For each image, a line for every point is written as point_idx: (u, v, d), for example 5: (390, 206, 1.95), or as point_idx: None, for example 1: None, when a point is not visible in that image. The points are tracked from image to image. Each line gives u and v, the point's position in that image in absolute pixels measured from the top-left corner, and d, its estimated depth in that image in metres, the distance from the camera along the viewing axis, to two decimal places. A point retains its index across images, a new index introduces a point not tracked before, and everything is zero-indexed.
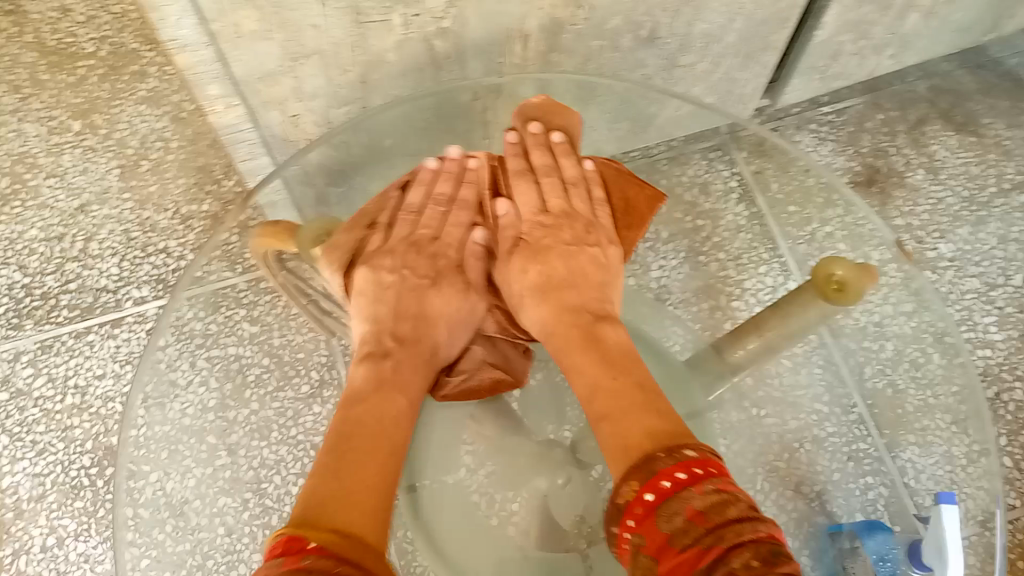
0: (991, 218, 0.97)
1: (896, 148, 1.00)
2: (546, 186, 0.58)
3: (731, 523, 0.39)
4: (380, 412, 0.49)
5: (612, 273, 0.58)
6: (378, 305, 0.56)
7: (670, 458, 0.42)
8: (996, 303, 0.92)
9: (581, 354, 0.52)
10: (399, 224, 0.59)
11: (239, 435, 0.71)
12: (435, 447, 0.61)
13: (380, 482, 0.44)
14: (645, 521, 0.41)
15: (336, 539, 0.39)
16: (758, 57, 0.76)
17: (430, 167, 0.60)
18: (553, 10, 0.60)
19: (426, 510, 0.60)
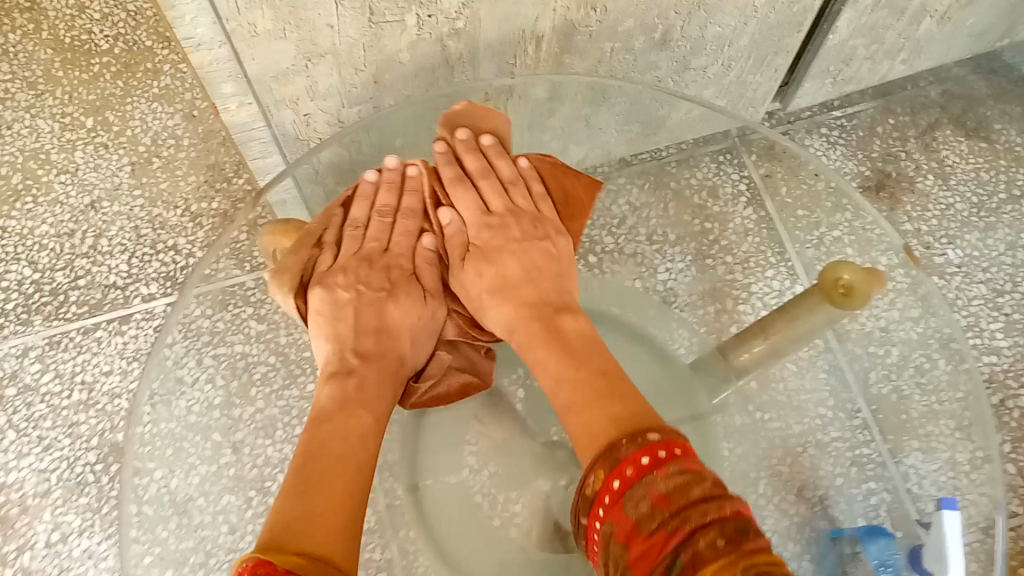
0: (1000, 224, 0.97)
1: (907, 153, 1.00)
2: (487, 188, 0.59)
3: (695, 502, 0.39)
4: (345, 430, 0.50)
5: (564, 264, 0.59)
6: (338, 326, 0.55)
7: (633, 445, 0.43)
8: (1003, 310, 0.93)
9: (544, 350, 0.53)
10: (346, 242, 0.58)
11: (244, 433, 0.70)
12: (438, 448, 0.62)
13: (345, 502, 0.46)
14: (613, 508, 0.42)
15: (299, 563, 0.40)
16: (771, 61, 0.76)
17: (370, 180, 0.59)
18: (567, 12, 0.60)
19: (429, 510, 0.60)
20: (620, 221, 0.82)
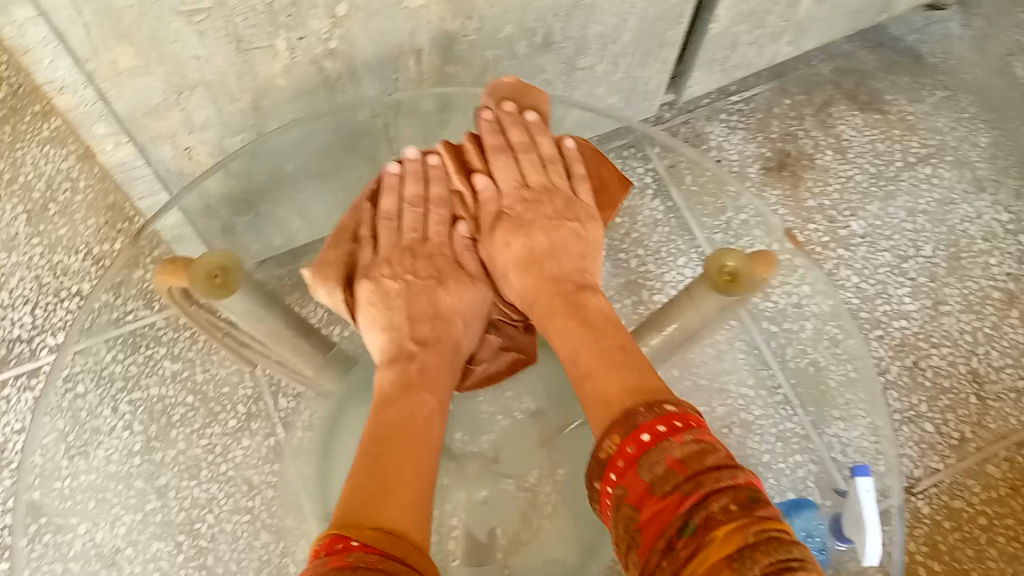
0: (899, 192, 1.00)
1: (805, 131, 1.02)
2: (526, 164, 0.62)
3: (709, 469, 0.42)
4: (410, 412, 0.52)
5: (593, 244, 0.63)
6: (383, 314, 0.59)
7: (650, 414, 0.46)
8: (908, 274, 0.96)
9: (566, 320, 0.57)
10: (384, 234, 0.61)
11: (167, 477, 0.79)
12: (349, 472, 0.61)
13: (414, 483, 0.47)
14: (627, 472, 0.44)
15: (378, 536, 0.42)
16: (657, 55, 0.77)
17: (395, 171, 0.62)
18: (442, 23, 0.60)
19: None
20: None
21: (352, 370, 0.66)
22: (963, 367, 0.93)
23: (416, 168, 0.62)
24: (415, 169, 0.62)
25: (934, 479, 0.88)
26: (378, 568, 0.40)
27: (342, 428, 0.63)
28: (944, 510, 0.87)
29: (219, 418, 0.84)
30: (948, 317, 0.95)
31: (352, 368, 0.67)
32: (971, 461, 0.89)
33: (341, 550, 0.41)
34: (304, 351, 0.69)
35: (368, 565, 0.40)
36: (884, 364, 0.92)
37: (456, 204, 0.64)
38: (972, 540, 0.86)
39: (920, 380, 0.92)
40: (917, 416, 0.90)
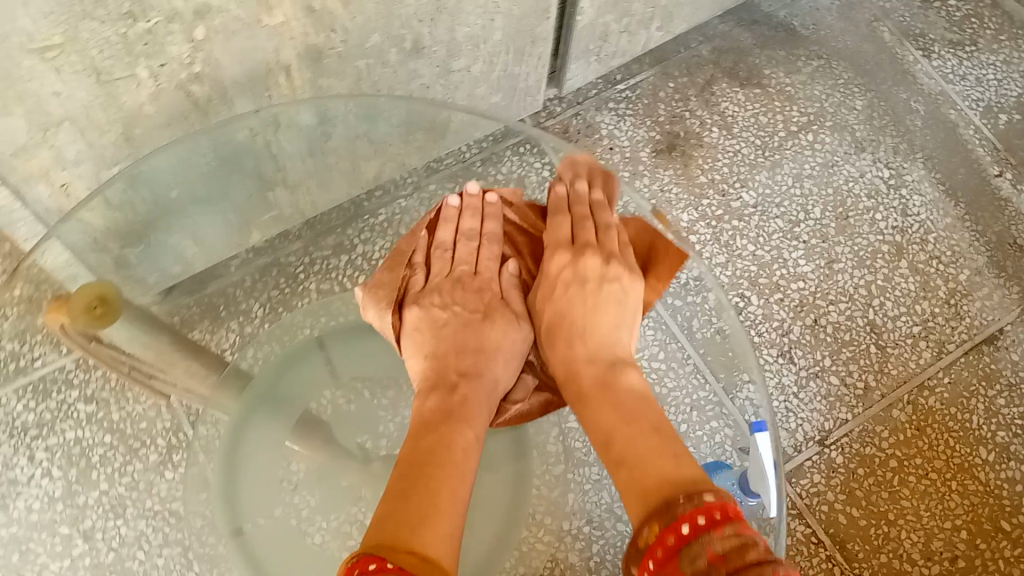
0: (785, 160, 1.05)
1: (690, 111, 1.06)
2: (580, 222, 0.63)
3: (751, 564, 0.40)
4: (448, 444, 0.52)
5: (631, 318, 0.61)
6: (428, 340, 0.61)
7: (691, 503, 0.45)
8: (801, 238, 1.01)
9: (601, 398, 0.55)
10: (439, 262, 0.65)
11: (93, 519, 0.80)
12: (251, 484, 0.62)
13: (452, 517, 0.47)
14: (666, 563, 0.43)
15: (414, 561, 0.43)
16: (532, 51, 0.80)
17: (454, 205, 0.66)
18: (306, 38, 0.61)
19: (253, 551, 0.59)
20: None
21: (248, 385, 0.66)
22: (861, 319, 0.98)
23: (473, 208, 0.66)
24: (472, 208, 0.66)
25: (846, 430, 0.92)
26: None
27: (242, 441, 0.63)
28: (857, 458, 0.91)
29: (140, 454, 0.83)
30: (843, 275, 1.00)
31: (247, 383, 0.67)
32: (878, 408, 0.94)
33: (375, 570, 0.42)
34: (198, 371, 0.71)
35: None
36: (787, 326, 0.96)
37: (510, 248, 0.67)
38: (886, 483, 0.90)
39: (822, 338, 0.96)
40: (823, 371, 0.95)
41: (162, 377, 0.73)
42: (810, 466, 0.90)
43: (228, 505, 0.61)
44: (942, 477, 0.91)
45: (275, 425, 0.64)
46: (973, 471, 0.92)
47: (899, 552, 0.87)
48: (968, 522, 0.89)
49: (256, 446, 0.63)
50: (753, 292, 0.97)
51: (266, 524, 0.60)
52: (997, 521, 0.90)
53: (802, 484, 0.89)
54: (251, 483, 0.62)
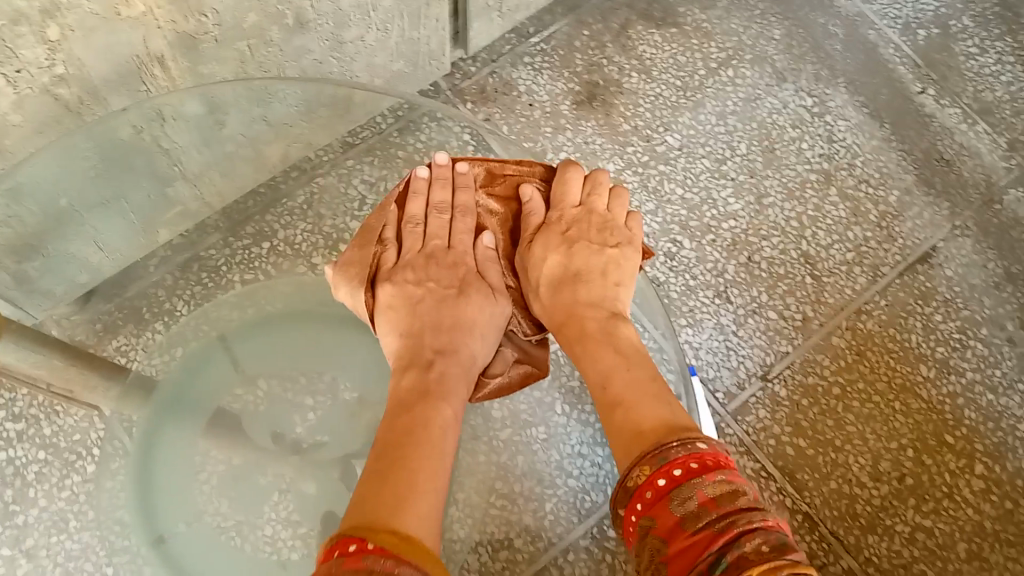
0: (707, 99, 1.04)
1: (608, 59, 1.04)
2: (571, 188, 0.64)
3: (739, 509, 0.44)
4: (427, 419, 0.51)
5: (631, 277, 0.62)
6: (403, 316, 0.60)
7: (683, 448, 0.47)
8: (729, 175, 1.00)
9: (598, 346, 0.57)
10: (410, 237, 0.64)
11: (36, 538, 0.79)
12: (168, 487, 0.60)
13: (433, 495, 0.46)
14: (656, 504, 0.46)
15: (395, 541, 0.42)
16: (428, 13, 0.77)
17: (423, 176, 0.65)
18: (174, 26, 0.59)
19: (178, 555, 0.58)
20: (359, 203, 0.82)
21: (154, 389, 0.65)
22: (794, 251, 0.98)
23: (444, 178, 0.65)
24: (443, 178, 0.65)
25: (787, 363, 0.93)
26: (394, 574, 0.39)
27: (156, 443, 0.62)
28: (801, 390, 0.92)
29: (78, 467, 0.82)
30: (773, 209, 0.99)
31: (154, 388, 0.66)
32: (818, 338, 0.94)
33: (356, 551, 0.41)
34: (96, 382, 0.68)
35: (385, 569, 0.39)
36: (721, 266, 0.96)
37: (485, 216, 0.66)
38: (830, 411, 0.91)
39: (757, 274, 0.96)
40: (761, 307, 0.95)
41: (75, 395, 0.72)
42: (754, 403, 0.91)
43: (145, 513, 0.60)
44: (885, 398, 0.92)
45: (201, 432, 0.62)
46: (915, 389, 0.93)
47: (848, 477, 0.89)
48: (912, 439, 0.91)
49: (180, 453, 0.61)
50: (685, 236, 0.97)
51: (187, 535, 0.59)
52: (941, 437, 0.91)
53: (748, 421, 0.90)
54: (170, 492, 0.60)
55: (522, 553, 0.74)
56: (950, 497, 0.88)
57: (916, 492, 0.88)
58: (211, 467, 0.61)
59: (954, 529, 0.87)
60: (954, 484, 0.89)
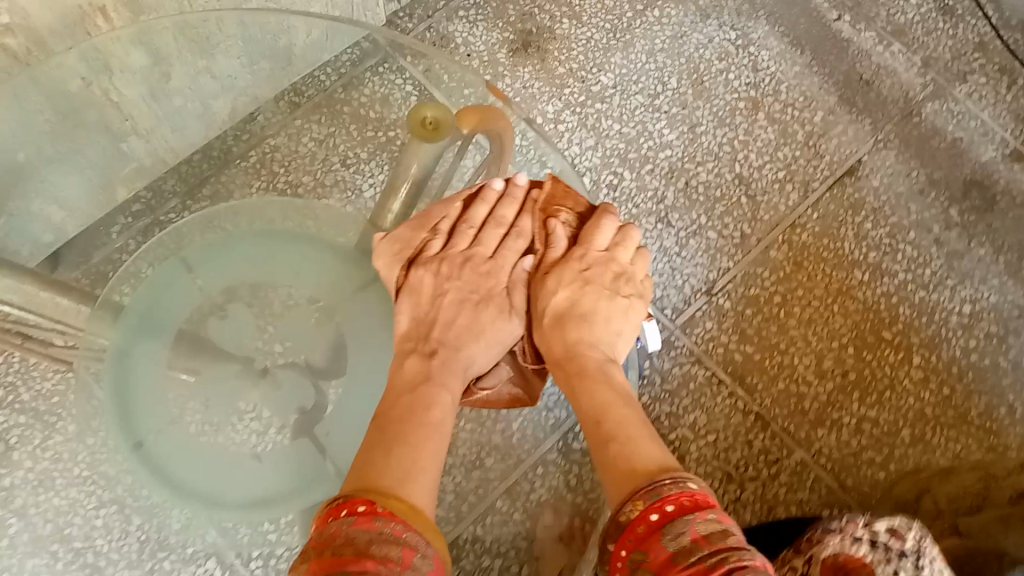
0: (636, 39, 1.09)
1: (539, 8, 1.09)
2: (605, 232, 0.63)
3: (731, 548, 0.42)
4: (421, 407, 0.54)
5: (631, 334, 0.61)
6: (423, 305, 0.61)
7: (675, 486, 0.46)
8: (662, 108, 1.05)
9: (594, 382, 0.56)
10: (460, 239, 0.63)
11: (23, 496, 0.81)
12: (142, 402, 0.65)
13: (430, 474, 0.50)
14: (648, 538, 0.45)
15: (399, 506, 0.46)
16: None
17: (496, 188, 0.65)
18: None
19: (157, 459, 0.65)
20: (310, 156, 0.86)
21: (121, 312, 0.67)
22: (729, 175, 1.03)
23: (512, 195, 0.65)
24: (513, 195, 0.65)
25: (729, 278, 0.98)
26: (402, 538, 0.44)
27: (127, 364, 0.66)
28: (743, 299, 0.97)
29: (59, 427, 0.83)
30: (706, 136, 1.05)
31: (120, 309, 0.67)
32: (756, 253, 0.99)
33: (366, 511, 0.45)
34: (68, 307, 0.72)
35: (395, 535, 0.43)
36: (661, 193, 1.01)
37: (534, 236, 0.64)
38: (772, 318, 0.97)
39: (696, 198, 1.01)
40: (701, 228, 1.00)
41: (60, 326, 0.72)
42: (701, 315, 0.96)
43: (124, 424, 0.65)
44: (824, 302, 0.98)
45: (169, 354, 0.66)
46: (851, 292, 0.99)
47: (795, 376, 0.94)
48: (852, 338, 0.96)
49: (160, 404, 0.65)
50: (625, 167, 1.02)
51: (187, 477, 0.65)
52: (879, 334, 0.97)
53: (696, 333, 0.95)
54: (161, 445, 0.65)
55: (493, 471, 0.78)
56: (891, 388, 0.95)
57: (860, 385, 0.94)
58: (189, 406, 0.65)
59: (897, 419, 0.93)
60: (894, 376, 0.95)
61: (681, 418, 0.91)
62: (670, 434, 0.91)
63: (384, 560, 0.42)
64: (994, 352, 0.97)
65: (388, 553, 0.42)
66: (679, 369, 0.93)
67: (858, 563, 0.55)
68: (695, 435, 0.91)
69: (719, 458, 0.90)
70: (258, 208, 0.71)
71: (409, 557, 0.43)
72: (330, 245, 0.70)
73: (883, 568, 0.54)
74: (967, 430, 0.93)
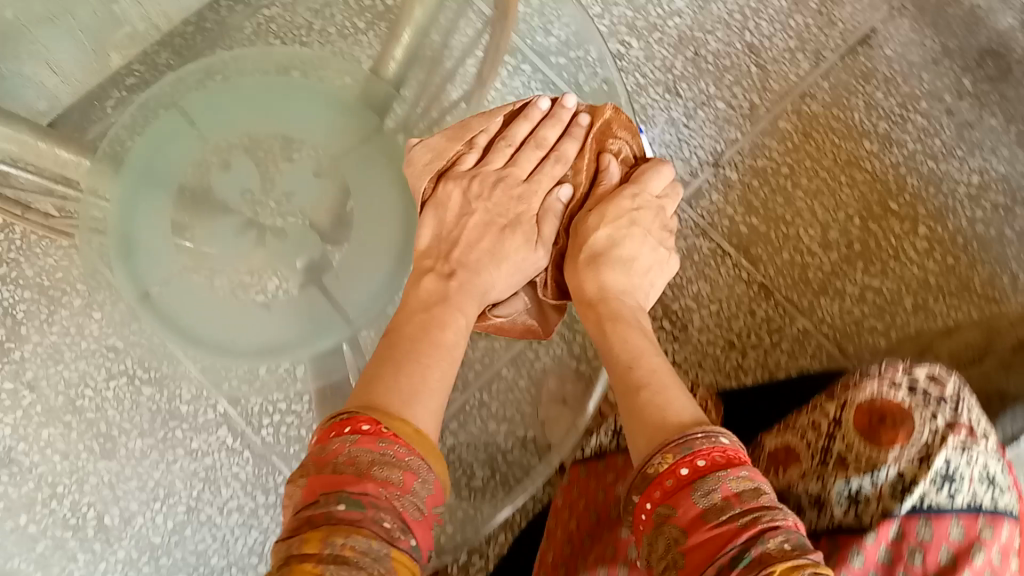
0: None
1: None
2: (653, 179, 0.64)
3: (765, 507, 0.42)
4: (438, 327, 0.55)
5: (656, 286, 0.64)
6: (447, 223, 0.62)
7: (708, 441, 0.45)
8: None
9: (621, 327, 0.57)
10: (497, 155, 0.63)
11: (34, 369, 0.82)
12: (150, 253, 0.64)
13: (436, 396, 0.51)
14: (676, 494, 0.44)
15: (411, 434, 0.47)
16: None
17: (543, 107, 0.64)
18: None
19: (168, 309, 0.64)
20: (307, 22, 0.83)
21: (121, 163, 0.65)
22: (739, 44, 1.00)
23: (558, 116, 0.63)
24: (559, 116, 0.63)
25: (737, 148, 0.97)
26: (403, 461, 0.45)
27: (135, 215, 0.64)
28: (751, 169, 0.96)
29: (63, 302, 0.82)
30: (716, 4, 1.01)
31: (121, 159, 0.65)
32: (765, 123, 0.98)
33: (369, 431, 0.45)
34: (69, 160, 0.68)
35: (396, 458, 0.45)
36: (669, 63, 0.98)
37: (578, 167, 0.63)
38: (780, 189, 0.96)
39: (704, 68, 0.99)
40: (709, 98, 0.98)
41: (60, 189, 0.72)
42: (708, 187, 0.95)
43: (132, 273, 0.64)
44: (831, 172, 0.97)
45: (171, 205, 0.64)
46: (859, 163, 0.98)
47: (799, 246, 0.95)
48: (859, 209, 0.96)
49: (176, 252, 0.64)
50: (632, 36, 0.99)
51: (207, 324, 0.64)
52: (885, 204, 0.96)
53: (703, 205, 0.95)
54: (179, 292, 0.64)
55: None
56: (896, 258, 0.95)
57: (864, 255, 0.95)
58: (195, 258, 0.64)
59: (900, 287, 0.94)
60: (899, 246, 0.95)
61: (685, 287, 0.93)
62: (674, 303, 0.92)
63: (385, 483, 0.43)
64: (1000, 223, 0.96)
65: (389, 476, 0.44)
66: (685, 242, 0.94)
67: (895, 406, 0.55)
68: (698, 304, 0.93)
69: (722, 325, 0.92)
70: (262, 57, 0.67)
71: (409, 481, 0.45)
72: (330, 101, 0.67)
73: (916, 407, 0.54)
74: (969, 299, 0.94)
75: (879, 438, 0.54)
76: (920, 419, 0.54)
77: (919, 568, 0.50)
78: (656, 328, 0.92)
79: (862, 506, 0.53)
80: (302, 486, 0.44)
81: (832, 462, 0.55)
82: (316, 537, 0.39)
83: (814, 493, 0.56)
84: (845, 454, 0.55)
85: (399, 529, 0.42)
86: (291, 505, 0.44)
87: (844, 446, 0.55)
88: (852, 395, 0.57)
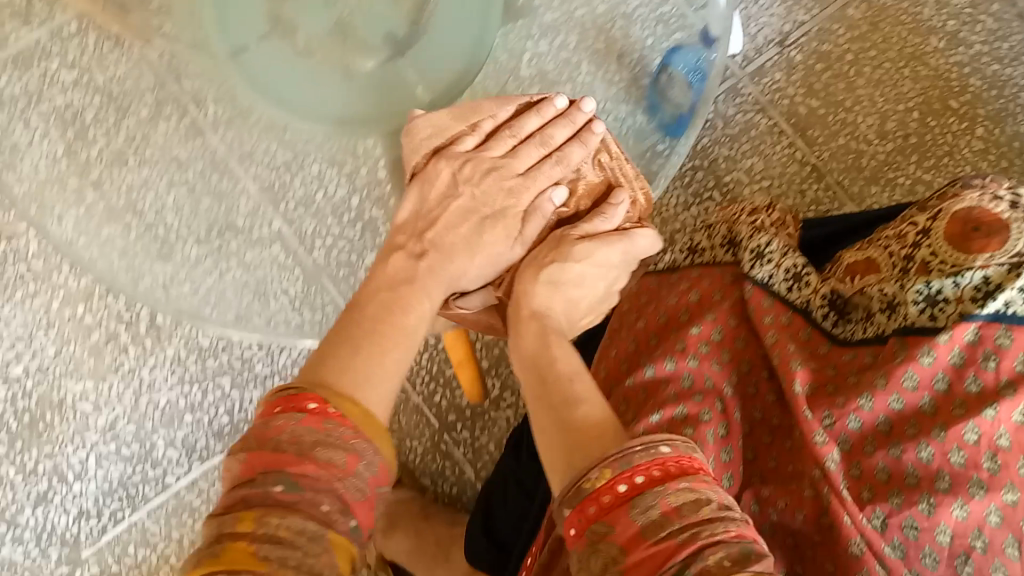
0: None
1: None
2: (637, 240, 0.60)
3: (705, 521, 0.37)
4: (390, 318, 0.52)
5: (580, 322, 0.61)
6: (432, 196, 0.60)
7: (646, 452, 0.39)
8: None
9: (564, 347, 0.52)
10: (499, 145, 0.61)
11: None
12: (240, 22, 0.74)
13: (386, 376, 0.48)
14: (615, 509, 0.38)
15: (359, 414, 0.44)
16: None
17: (560, 105, 0.62)
18: None
19: (254, 66, 0.73)
20: None
21: None
22: None
23: (573, 117, 0.61)
24: (572, 116, 0.61)
25: (803, 31, 0.97)
26: (349, 443, 0.43)
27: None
28: (817, 54, 0.97)
29: None
30: None
31: None
32: (833, 9, 0.98)
33: (316, 409, 0.43)
34: None
35: (343, 437, 0.43)
36: None
37: (579, 184, 0.61)
38: (841, 75, 0.96)
39: None
40: None
41: None
42: (772, 66, 0.97)
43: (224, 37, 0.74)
44: (895, 63, 0.96)
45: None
46: (924, 57, 0.96)
47: (855, 135, 0.95)
48: (919, 103, 0.95)
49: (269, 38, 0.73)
50: None
51: (287, 91, 0.72)
52: (946, 101, 0.95)
53: (764, 83, 0.96)
54: (262, 54, 0.73)
55: None
56: (950, 155, 0.93)
57: (920, 149, 0.94)
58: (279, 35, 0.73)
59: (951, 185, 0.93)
60: (955, 144, 0.94)
61: (737, 162, 0.94)
62: (726, 175, 0.94)
63: (327, 465, 0.41)
64: None
65: (332, 458, 0.41)
66: (742, 117, 0.95)
67: (992, 219, 0.50)
68: (749, 180, 0.94)
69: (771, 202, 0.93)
70: None
71: (352, 463, 0.42)
72: None
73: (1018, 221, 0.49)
74: None
75: (969, 244, 0.50)
76: (1017, 231, 0.49)
77: (992, 374, 0.47)
78: (706, 198, 0.93)
79: (940, 307, 0.50)
80: (242, 461, 0.41)
81: (915, 268, 0.52)
82: (252, 517, 0.38)
83: (889, 297, 0.53)
84: (931, 258, 0.52)
85: (340, 512, 0.40)
86: (230, 479, 0.42)
87: (930, 250, 0.52)
88: (952, 204, 0.53)
